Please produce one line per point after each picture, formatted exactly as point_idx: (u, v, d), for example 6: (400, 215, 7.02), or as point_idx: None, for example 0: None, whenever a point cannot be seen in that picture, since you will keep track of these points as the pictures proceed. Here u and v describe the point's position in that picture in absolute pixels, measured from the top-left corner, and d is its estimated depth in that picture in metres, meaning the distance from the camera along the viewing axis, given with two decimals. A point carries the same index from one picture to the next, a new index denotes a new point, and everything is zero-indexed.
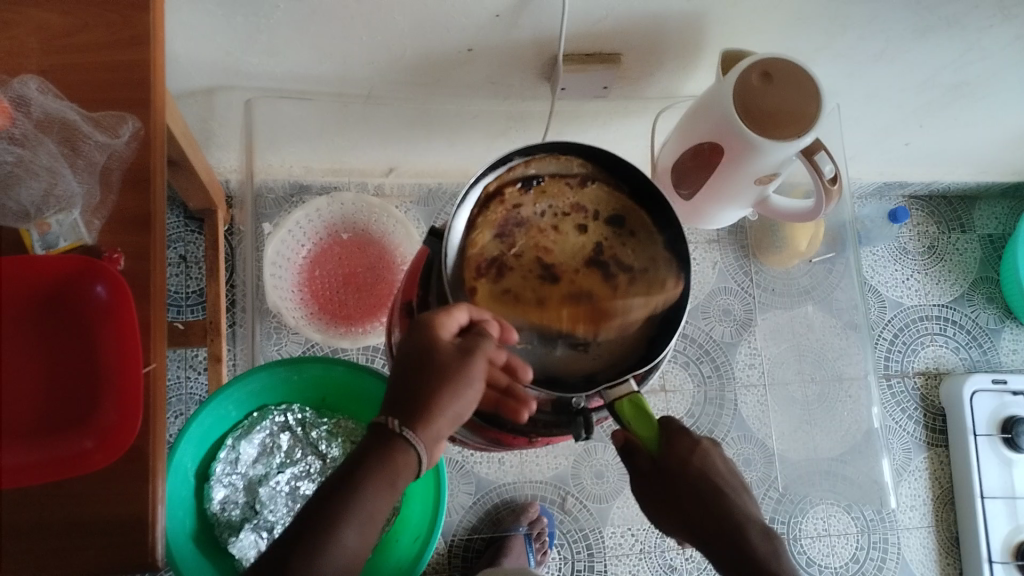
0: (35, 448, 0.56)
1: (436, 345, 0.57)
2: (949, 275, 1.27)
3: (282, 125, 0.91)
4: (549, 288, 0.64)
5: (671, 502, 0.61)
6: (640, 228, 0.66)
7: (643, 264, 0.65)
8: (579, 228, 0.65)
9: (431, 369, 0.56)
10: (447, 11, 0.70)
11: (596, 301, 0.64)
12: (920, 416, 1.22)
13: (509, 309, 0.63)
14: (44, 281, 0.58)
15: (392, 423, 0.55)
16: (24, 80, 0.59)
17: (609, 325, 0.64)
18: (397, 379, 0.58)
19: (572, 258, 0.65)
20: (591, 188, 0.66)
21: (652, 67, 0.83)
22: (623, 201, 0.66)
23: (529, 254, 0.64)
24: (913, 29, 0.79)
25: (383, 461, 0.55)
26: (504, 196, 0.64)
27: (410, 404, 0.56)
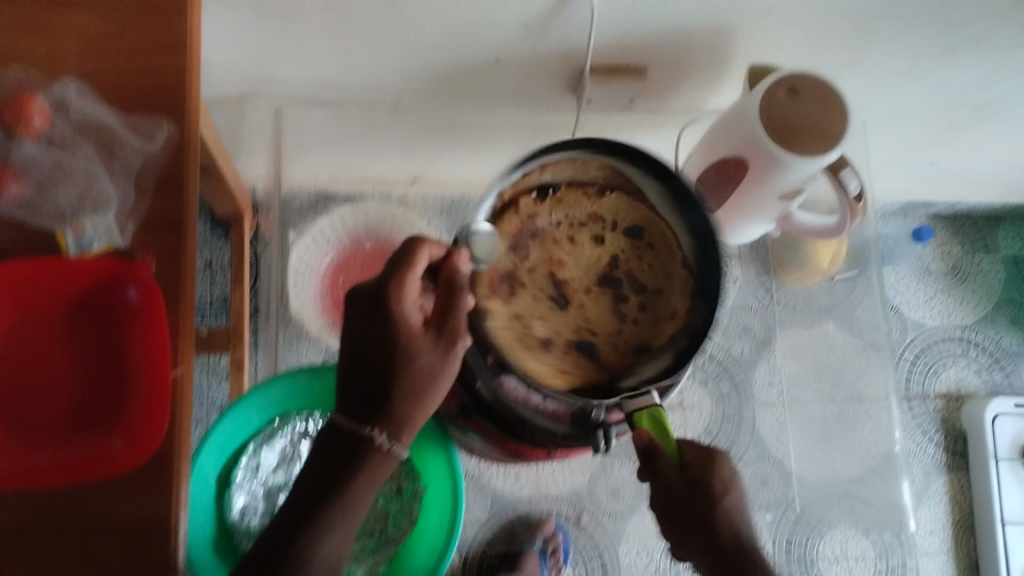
0: (71, 447, 0.58)
1: (413, 341, 0.55)
2: (973, 297, 1.26)
3: (309, 132, 0.92)
4: (563, 305, 0.67)
5: (695, 527, 0.62)
6: (659, 238, 0.68)
7: (659, 282, 0.68)
8: (595, 242, 0.68)
9: (411, 369, 0.55)
10: (476, 23, 0.71)
11: (609, 320, 0.67)
12: (941, 438, 1.21)
13: (522, 325, 0.65)
14: (80, 286, 0.60)
15: (378, 437, 0.54)
16: (64, 84, 0.61)
17: (624, 342, 0.67)
18: (365, 373, 0.56)
19: (587, 273, 0.68)
20: (610, 198, 0.69)
21: (677, 81, 0.83)
22: (642, 211, 0.69)
23: (544, 269, 0.67)
24: (939, 48, 0.79)
25: (370, 471, 0.55)
26: (519, 204, 0.66)
27: (396, 413, 0.55)
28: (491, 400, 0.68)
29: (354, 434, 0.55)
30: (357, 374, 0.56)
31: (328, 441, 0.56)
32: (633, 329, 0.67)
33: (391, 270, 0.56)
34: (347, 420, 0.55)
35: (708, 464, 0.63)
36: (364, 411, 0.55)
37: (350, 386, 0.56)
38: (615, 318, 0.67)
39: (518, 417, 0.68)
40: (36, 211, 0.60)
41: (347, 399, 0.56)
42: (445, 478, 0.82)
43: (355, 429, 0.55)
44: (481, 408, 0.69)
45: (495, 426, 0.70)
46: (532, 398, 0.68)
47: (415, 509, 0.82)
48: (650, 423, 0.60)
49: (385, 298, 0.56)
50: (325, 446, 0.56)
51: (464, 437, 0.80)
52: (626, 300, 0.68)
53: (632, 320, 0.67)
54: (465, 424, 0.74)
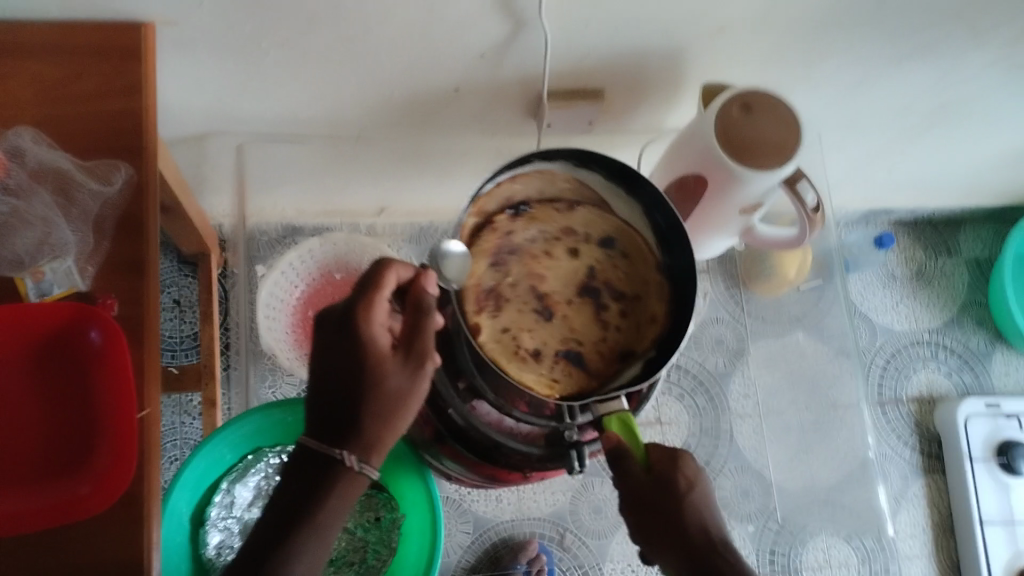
0: (34, 494, 0.56)
1: (382, 363, 0.56)
2: (939, 300, 1.28)
3: (273, 166, 0.92)
4: (546, 316, 0.66)
5: (661, 526, 0.59)
6: (634, 247, 0.68)
7: (637, 288, 0.67)
8: (570, 254, 0.67)
9: (381, 390, 0.55)
10: (433, 53, 0.72)
11: (593, 328, 0.67)
12: (915, 442, 1.22)
13: (509, 338, 0.65)
14: (35, 330, 0.59)
15: (348, 460, 0.54)
16: (18, 131, 0.60)
17: (610, 348, 0.66)
18: (334, 395, 0.56)
19: (566, 285, 0.67)
20: (580, 210, 0.68)
21: (635, 101, 0.85)
22: (614, 220, 0.68)
23: (524, 284, 0.66)
24: (887, 59, 0.81)
25: (339, 496, 0.55)
26: (496, 222, 0.65)
27: (365, 434, 0.55)
28: (464, 425, 0.69)
29: (323, 455, 0.55)
30: (325, 395, 0.56)
31: (295, 466, 0.56)
32: (615, 334, 0.67)
33: (358, 295, 0.57)
34: (315, 444, 0.55)
35: (672, 463, 0.60)
36: (335, 430, 0.55)
37: (319, 406, 0.57)
38: (598, 325, 0.67)
39: (493, 441, 0.68)
40: None
41: (317, 421, 0.56)
42: (423, 506, 0.81)
43: (324, 452, 0.55)
44: (455, 434, 0.70)
45: (471, 452, 0.70)
46: (505, 420, 0.70)
47: (394, 538, 0.81)
48: (621, 427, 0.60)
49: (355, 319, 0.56)
50: (292, 472, 0.56)
51: (441, 464, 0.79)
52: (607, 308, 0.67)
53: (615, 327, 0.67)
54: (440, 451, 0.74)
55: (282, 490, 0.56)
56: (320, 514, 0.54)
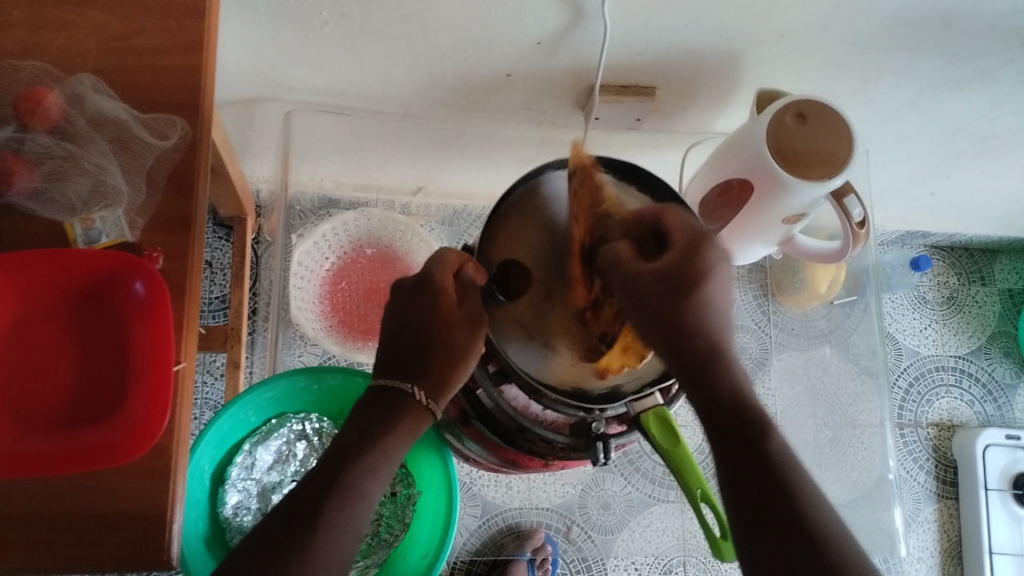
0: (66, 438, 0.56)
1: (453, 324, 0.60)
2: (968, 327, 1.27)
3: (318, 138, 0.93)
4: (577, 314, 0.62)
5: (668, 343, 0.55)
6: None
7: None
8: None
9: (448, 341, 0.60)
10: (489, 36, 0.72)
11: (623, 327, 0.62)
12: (931, 467, 1.21)
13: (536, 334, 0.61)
14: (80, 275, 0.59)
15: (416, 393, 0.60)
16: (80, 78, 0.60)
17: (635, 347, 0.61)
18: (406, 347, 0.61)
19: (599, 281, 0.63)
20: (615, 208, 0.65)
21: (685, 102, 0.84)
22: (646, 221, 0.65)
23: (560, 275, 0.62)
24: (945, 80, 0.80)
25: (407, 424, 0.59)
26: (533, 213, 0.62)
27: (437, 376, 0.61)
28: (490, 407, 0.68)
29: (400, 392, 0.60)
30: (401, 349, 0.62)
31: (361, 409, 0.60)
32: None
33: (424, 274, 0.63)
34: (386, 381, 0.61)
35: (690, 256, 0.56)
36: (410, 373, 0.61)
37: (399, 361, 0.61)
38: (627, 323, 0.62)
39: (517, 425, 0.68)
40: (45, 201, 0.60)
41: (392, 369, 0.61)
42: (440, 484, 0.81)
43: (395, 385, 0.60)
44: (480, 416, 0.70)
45: (495, 435, 0.70)
46: (532, 407, 0.69)
47: (409, 513, 0.81)
48: (658, 425, 0.60)
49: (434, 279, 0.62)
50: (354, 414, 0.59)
51: (461, 444, 0.80)
52: None
53: None
54: (463, 431, 0.74)
55: (349, 427, 0.58)
56: (385, 447, 0.57)
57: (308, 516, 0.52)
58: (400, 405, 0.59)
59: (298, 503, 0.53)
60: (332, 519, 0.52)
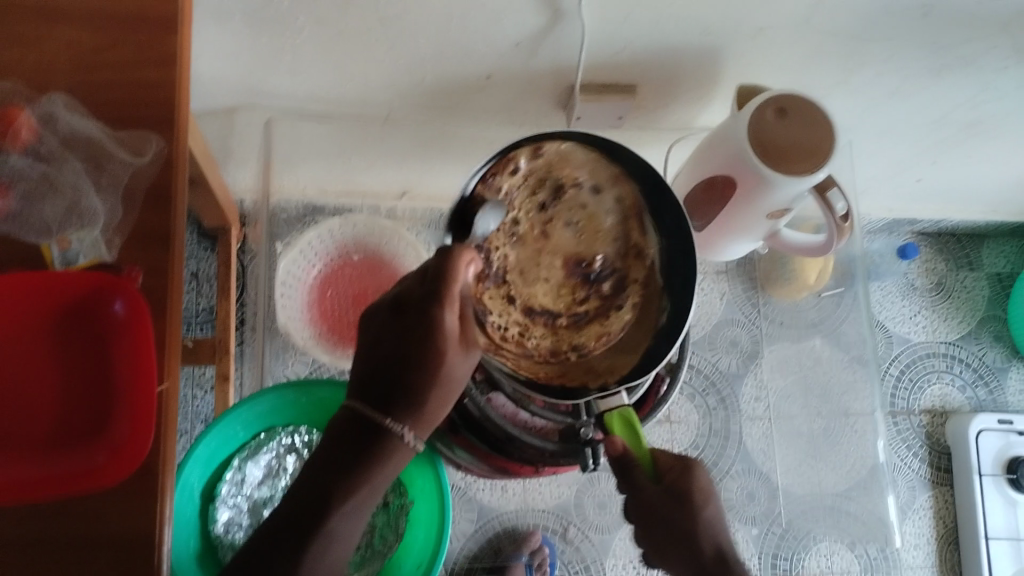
0: (54, 464, 0.56)
1: (448, 353, 0.56)
2: (957, 312, 1.27)
3: (300, 145, 0.92)
4: (549, 315, 0.65)
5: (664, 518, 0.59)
6: (640, 244, 0.66)
7: (638, 287, 0.66)
8: (576, 239, 0.65)
9: (446, 374, 0.56)
10: (466, 38, 0.71)
11: (591, 326, 0.65)
12: (925, 453, 1.21)
13: (508, 332, 0.63)
14: (60, 295, 0.58)
15: (406, 435, 0.56)
16: (52, 98, 0.60)
17: (603, 342, 0.65)
18: (392, 371, 0.56)
19: (569, 277, 0.65)
20: (599, 200, 0.66)
21: (667, 98, 0.84)
22: (624, 217, 0.66)
23: (532, 269, 0.65)
24: (926, 68, 0.80)
25: (391, 468, 0.56)
26: (507, 194, 0.63)
27: (424, 412, 0.56)
28: (478, 416, 0.67)
29: (377, 428, 0.56)
30: (382, 371, 0.56)
31: (334, 439, 0.57)
32: (624, 335, 0.65)
33: (433, 278, 0.56)
34: (365, 411, 0.56)
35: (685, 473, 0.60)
36: (388, 404, 0.56)
37: (376, 383, 0.57)
38: (598, 319, 0.65)
39: (506, 434, 0.67)
40: (22, 223, 0.59)
41: (366, 387, 0.57)
42: (432, 493, 0.80)
43: (373, 419, 0.56)
44: (468, 424, 0.68)
45: (484, 444, 0.68)
46: (520, 414, 0.69)
47: (402, 523, 0.80)
48: (621, 425, 0.60)
49: (437, 302, 0.55)
50: (334, 445, 0.56)
51: (452, 452, 0.79)
52: (601, 301, 0.66)
53: (608, 323, 0.65)
54: (452, 441, 0.72)
55: (324, 457, 0.56)
56: (365, 484, 0.56)
57: (288, 555, 0.54)
58: (375, 445, 0.55)
59: (276, 540, 0.55)
60: (315, 563, 0.54)
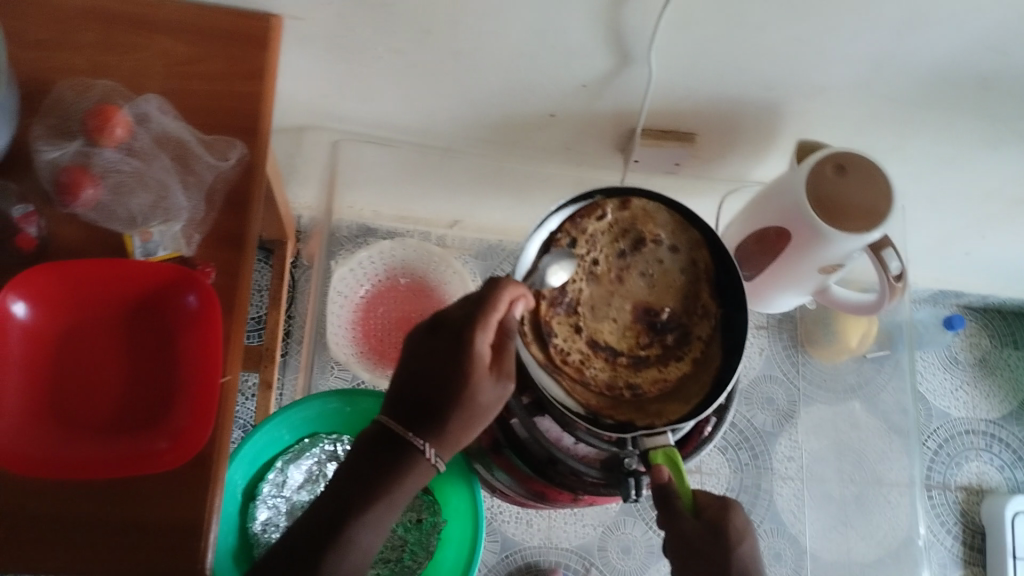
0: (117, 444, 0.58)
1: (478, 378, 0.56)
2: (1000, 390, 1.25)
3: (362, 167, 0.95)
4: (612, 352, 0.64)
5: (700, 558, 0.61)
6: (707, 304, 0.66)
7: (700, 345, 0.65)
8: (648, 288, 0.67)
9: (473, 399, 0.57)
10: (536, 76, 0.74)
11: (650, 371, 0.64)
12: (958, 531, 1.19)
13: (568, 357, 0.63)
14: (138, 284, 0.61)
15: (428, 452, 0.57)
16: (147, 98, 0.64)
17: (658, 389, 0.64)
18: (425, 389, 0.57)
19: (636, 322, 0.66)
20: (677, 256, 0.67)
21: (725, 149, 0.86)
22: (698, 276, 0.67)
23: (602, 306, 0.66)
24: (984, 140, 0.81)
25: (413, 483, 0.57)
26: (588, 232, 0.66)
27: (447, 433, 0.57)
28: (525, 437, 0.69)
29: (401, 442, 0.57)
30: (416, 389, 0.58)
31: (363, 449, 0.58)
32: (680, 385, 0.64)
33: (475, 303, 0.58)
34: (393, 425, 0.58)
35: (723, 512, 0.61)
36: (416, 422, 0.57)
37: (408, 400, 0.58)
38: (657, 366, 0.65)
39: (550, 457, 0.68)
40: (108, 213, 0.62)
41: (399, 403, 0.59)
42: (466, 514, 0.81)
43: (401, 435, 0.57)
44: (513, 446, 0.71)
45: (526, 466, 0.70)
46: (565, 439, 0.69)
47: (433, 542, 0.80)
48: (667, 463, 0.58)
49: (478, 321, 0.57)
50: (362, 456, 0.57)
51: (490, 475, 0.80)
52: (664, 351, 0.65)
53: (666, 372, 0.64)
54: (493, 461, 0.74)
55: (353, 466, 0.57)
56: (388, 496, 0.56)
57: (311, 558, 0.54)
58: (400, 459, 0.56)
59: (301, 541, 0.55)
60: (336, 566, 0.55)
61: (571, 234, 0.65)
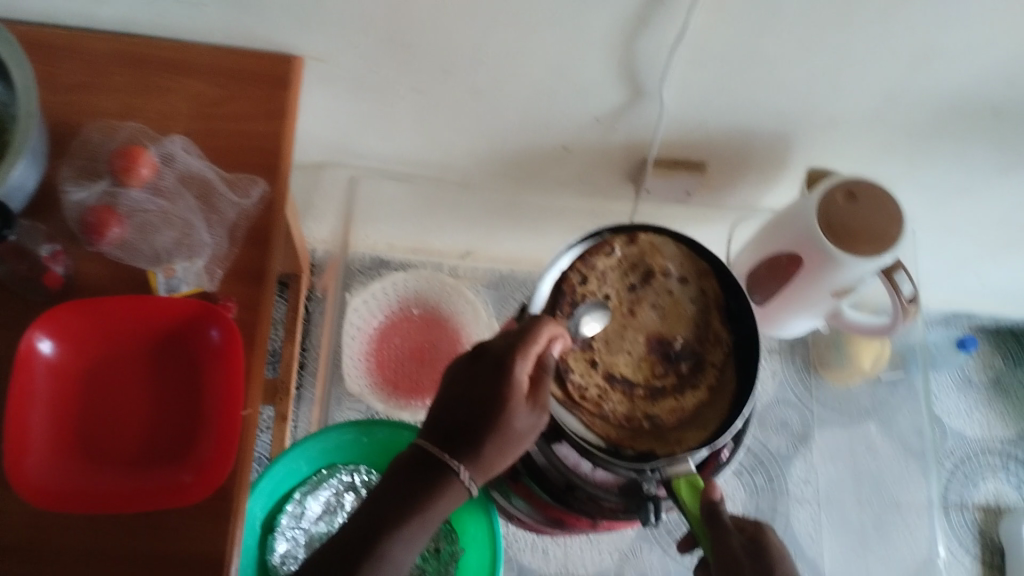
0: (135, 479, 0.59)
1: (515, 404, 0.57)
2: (1015, 410, 1.25)
3: (378, 201, 0.97)
4: (628, 385, 0.65)
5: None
6: (719, 331, 0.67)
7: (714, 371, 0.66)
8: (660, 320, 0.67)
9: (510, 424, 0.57)
10: (552, 111, 0.75)
11: (666, 401, 0.65)
12: (977, 552, 1.18)
13: (586, 393, 0.64)
14: (160, 321, 0.62)
15: (462, 474, 0.56)
16: (173, 138, 0.65)
17: (676, 418, 0.64)
18: (462, 414, 0.58)
19: (651, 354, 0.66)
20: (686, 287, 0.68)
21: (736, 177, 0.87)
22: (708, 305, 0.68)
23: (616, 340, 0.66)
24: (994, 167, 0.82)
25: (445, 505, 0.56)
26: (598, 268, 0.66)
27: (482, 456, 0.57)
28: (542, 464, 0.69)
29: (435, 462, 0.57)
30: (453, 413, 0.58)
31: (397, 471, 0.58)
32: (697, 412, 0.64)
33: (516, 335, 0.60)
34: (429, 446, 0.57)
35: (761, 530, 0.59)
36: (452, 444, 0.57)
37: (445, 424, 0.58)
38: (673, 396, 0.65)
39: (568, 484, 0.69)
40: (133, 251, 0.63)
41: (437, 428, 0.59)
42: (483, 542, 0.81)
43: (437, 456, 0.57)
44: (531, 473, 0.71)
45: (545, 494, 0.71)
46: (582, 466, 0.68)
47: (451, 570, 0.80)
48: (689, 492, 0.59)
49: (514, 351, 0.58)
50: (395, 474, 0.57)
51: (506, 502, 0.80)
52: (679, 381, 0.66)
53: (683, 402, 0.65)
54: (511, 488, 0.75)
55: (387, 486, 0.57)
56: (420, 516, 0.56)
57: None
58: (434, 477, 0.56)
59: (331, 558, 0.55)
60: None
61: (582, 272, 0.66)
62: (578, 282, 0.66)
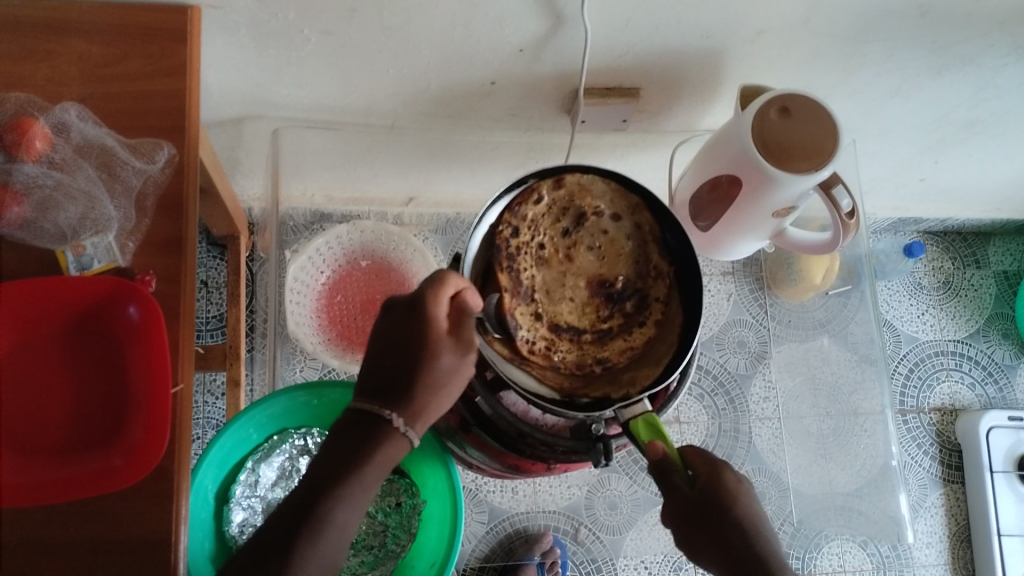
0: (64, 466, 0.57)
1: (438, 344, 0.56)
2: (965, 311, 1.27)
3: (307, 153, 0.93)
4: (575, 331, 0.64)
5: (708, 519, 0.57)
6: (659, 265, 0.65)
7: (659, 305, 0.65)
8: (599, 260, 0.65)
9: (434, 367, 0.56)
10: (472, 44, 0.72)
11: (616, 343, 0.64)
12: (936, 451, 1.21)
13: (534, 345, 0.62)
14: (73, 300, 0.59)
15: (395, 420, 0.55)
16: (65, 107, 0.61)
17: (628, 358, 0.63)
18: (389, 367, 0.57)
19: (594, 296, 0.65)
20: (621, 224, 0.66)
21: (670, 100, 0.84)
22: (645, 240, 0.66)
23: (557, 288, 0.64)
24: (926, 68, 0.80)
25: (383, 456, 0.55)
26: (529, 217, 0.64)
27: (414, 403, 0.56)
28: (490, 414, 0.69)
29: (373, 418, 0.56)
30: (380, 369, 0.57)
31: (337, 433, 0.57)
32: (647, 349, 0.64)
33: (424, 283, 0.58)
34: (364, 407, 0.57)
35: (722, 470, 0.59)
36: (386, 397, 0.56)
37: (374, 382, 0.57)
38: (623, 337, 0.64)
39: (518, 431, 0.69)
40: (36, 230, 0.60)
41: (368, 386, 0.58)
42: (444, 491, 0.81)
43: (371, 412, 0.56)
44: (480, 423, 0.70)
45: (495, 441, 0.70)
46: (531, 411, 0.69)
47: (414, 523, 0.81)
48: (646, 429, 0.58)
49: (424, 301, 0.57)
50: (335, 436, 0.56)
51: (462, 452, 0.79)
52: (626, 320, 0.65)
53: (633, 340, 0.64)
54: (464, 439, 0.74)
55: (326, 450, 0.56)
56: (359, 473, 0.54)
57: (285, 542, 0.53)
58: (370, 433, 0.55)
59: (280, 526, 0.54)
60: (307, 552, 0.53)
61: (512, 223, 0.63)
62: (510, 235, 0.63)
